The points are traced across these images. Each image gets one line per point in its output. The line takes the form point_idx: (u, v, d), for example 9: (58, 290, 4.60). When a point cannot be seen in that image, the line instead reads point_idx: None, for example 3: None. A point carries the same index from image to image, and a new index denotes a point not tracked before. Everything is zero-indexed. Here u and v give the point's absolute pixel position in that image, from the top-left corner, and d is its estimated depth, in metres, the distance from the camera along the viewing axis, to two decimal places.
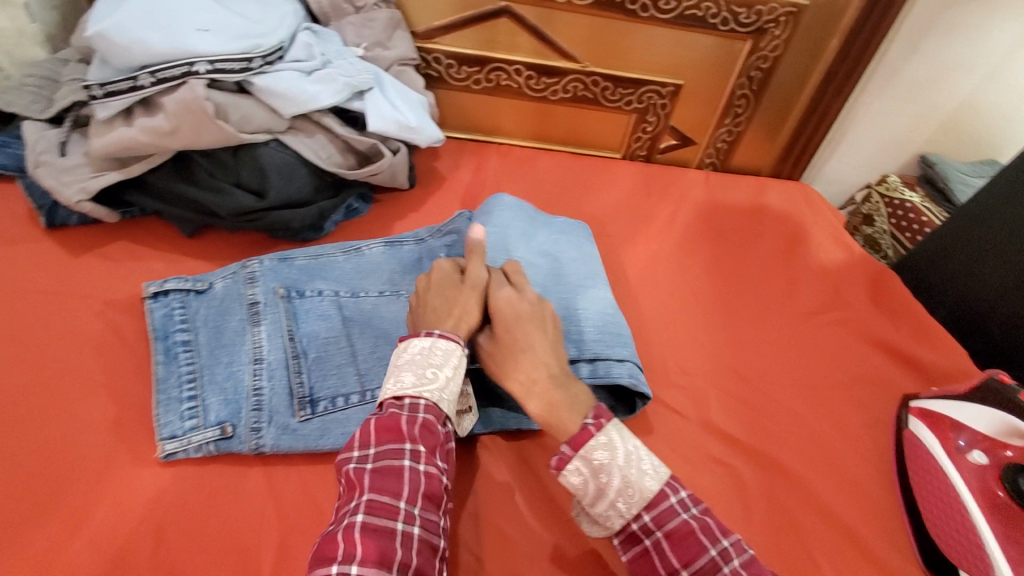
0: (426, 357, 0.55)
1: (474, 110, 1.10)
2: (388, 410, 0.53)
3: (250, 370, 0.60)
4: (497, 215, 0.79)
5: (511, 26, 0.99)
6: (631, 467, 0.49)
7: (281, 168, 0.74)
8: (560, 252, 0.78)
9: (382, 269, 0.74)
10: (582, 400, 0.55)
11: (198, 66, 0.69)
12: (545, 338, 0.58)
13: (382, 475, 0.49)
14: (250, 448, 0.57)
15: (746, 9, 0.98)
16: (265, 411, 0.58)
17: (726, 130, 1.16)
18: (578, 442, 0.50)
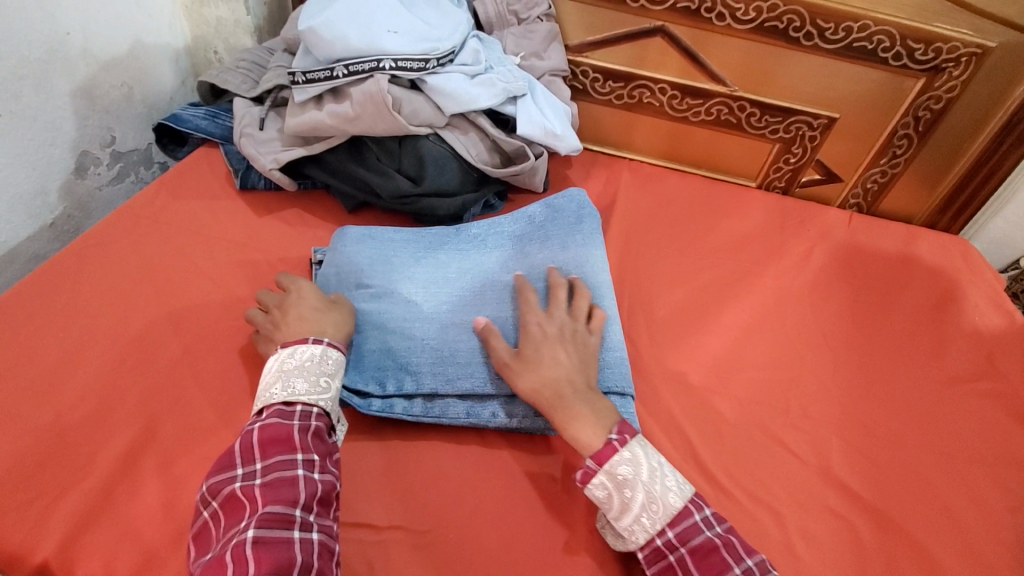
0: (319, 365, 0.60)
1: (612, 124, 1.12)
2: (274, 421, 0.55)
3: (379, 339, 0.69)
4: (350, 247, 0.77)
5: (664, 46, 1.01)
6: (655, 482, 0.55)
7: (435, 160, 0.81)
8: (442, 269, 0.77)
9: (489, 245, 0.81)
10: (605, 414, 0.59)
11: (384, 63, 0.77)
12: (568, 356, 0.63)
13: (275, 487, 0.51)
14: (375, 409, 0.65)
15: (924, 45, 0.92)
16: (387, 380, 0.66)
17: (879, 171, 1.08)
18: (602, 457, 0.55)
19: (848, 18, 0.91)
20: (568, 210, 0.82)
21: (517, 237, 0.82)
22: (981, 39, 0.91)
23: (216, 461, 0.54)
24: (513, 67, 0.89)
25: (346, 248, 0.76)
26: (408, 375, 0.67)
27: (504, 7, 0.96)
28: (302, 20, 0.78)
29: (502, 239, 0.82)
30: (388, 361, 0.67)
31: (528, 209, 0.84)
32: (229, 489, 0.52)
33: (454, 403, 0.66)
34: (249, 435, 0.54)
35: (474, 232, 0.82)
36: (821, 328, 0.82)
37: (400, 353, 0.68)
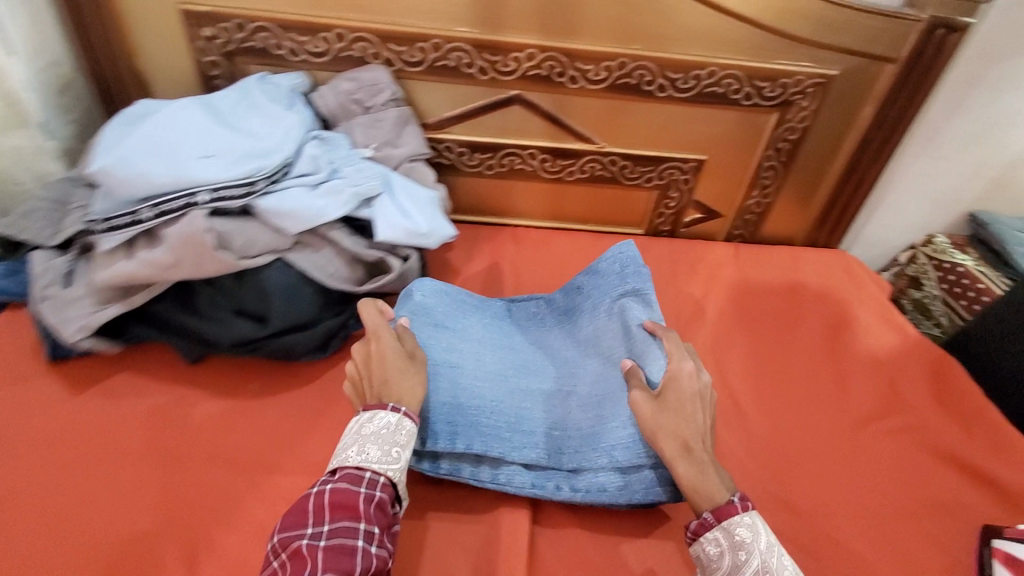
0: (391, 434, 0.58)
1: (488, 194, 1.07)
2: (345, 484, 0.54)
3: (454, 390, 0.69)
4: (422, 292, 0.77)
5: (523, 112, 0.97)
6: (772, 554, 0.53)
7: (282, 292, 0.71)
8: (504, 336, 0.80)
9: (545, 320, 0.85)
10: (727, 479, 0.60)
11: (199, 196, 0.67)
12: (705, 416, 0.63)
13: (336, 554, 0.50)
14: (441, 470, 0.66)
15: (770, 83, 0.93)
16: (459, 437, 0.65)
17: (755, 201, 1.10)
18: (721, 514, 0.56)
19: (695, 67, 0.91)
20: (610, 270, 0.81)
21: (569, 311, 0.84)
22: (823, 69, 0.93)
23: (290, 516, 0.52)
24: (363, 163, 0.81)
25: (425, 293, 0.77)
26: (478, 438, 0.66)
27: (345, 97, 0.88)
28: (94, 160, 0.67)
29: (557, 313, 0.85)
30: (458, 418, 0.67)
31: (576, 279, 0.86)
32: (296, 546, 0.50)
33: (519, 472, 0.67)
34: (321, 494, 0.53)
35: (533, 303, 0.87)
36: (730, 390, 0.80)
37: (470, 410, 0.67)
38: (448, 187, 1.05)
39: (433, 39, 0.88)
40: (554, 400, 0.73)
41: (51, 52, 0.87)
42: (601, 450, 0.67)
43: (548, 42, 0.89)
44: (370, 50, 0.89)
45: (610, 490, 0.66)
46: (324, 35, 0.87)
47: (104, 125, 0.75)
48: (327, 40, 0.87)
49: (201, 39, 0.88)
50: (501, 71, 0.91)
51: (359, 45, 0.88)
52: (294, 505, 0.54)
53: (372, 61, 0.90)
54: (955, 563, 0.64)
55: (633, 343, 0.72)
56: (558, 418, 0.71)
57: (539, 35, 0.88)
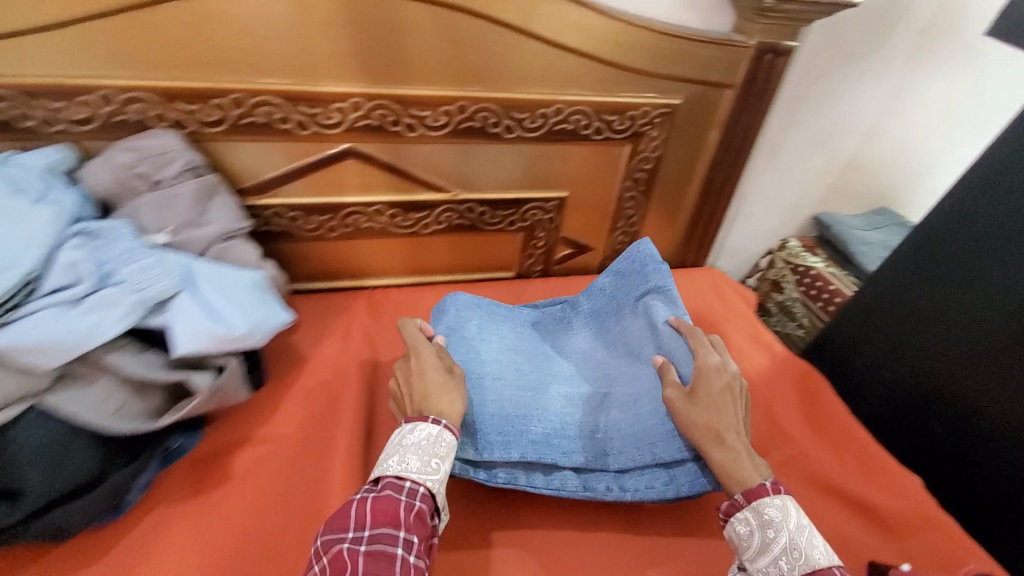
0: (432, 446, 0.61)
1: (335, 257, 0.94)
2: (388, 491, 0.56)
3: (502, 402, 0.74)
4: (452, 313, 0.83)
5: (361, 166, 0.85)
6: (802, 533, 0.57)
7: (35, 456, 0.53)
8: (538, 349, 0.86)
9: (574, 325, 0.92)
10: (761, 465, 0.65)
11: None
12: (738, 408, 0.69)
13: (373, 559, 0.51)
14: (498, 479, 0.69)
15: (618, 116, 0.90)
16: (513, 446, 0.70)
17: (622, 231, 1.07)
18: (752, 496, 0.60)
19: (539, 105, 0.85)
20: (632, 271, 0.89)
21: (595, 313, 0.91)
22: (668, 99, 0.91)
23: (334, 520, 0.54)
24: (151, 256, 0.65)
25: (458, 312, 0.83)
26: (530, 446, 0.71)
27: (124, 171, 0.71)
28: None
29: (585, 319, 0.92)
30: (508, 429, 0.71)
31: (599, 282, 0.94)
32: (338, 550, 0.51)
33: (569, 476, 0.72)
34: (367, 501, 0.55)
35: (558, 308, 0.93)
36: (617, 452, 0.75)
37: (518, 421, 0.72)
38: (286, 256, 0.90)
39: (233, 94, 0.73)
40: (592, 403, 0.78)
41: None
42: (643, 450, 0.71)
43: (375, 89, 0.77)
44: (151, 111, 0.72)
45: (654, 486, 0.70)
46: (84, 99, 0.69)
47: None
48: (91, 104, 0.70)
49: None
50: (324, 124, 0.79)
51: (134, 106, 0.71)
52: (338, 511, 0.56)
53: (158, 124, 0.73)
54: None
55: (661, 340, 0.80)
56: (597, 422, 0.75)
57: (363, 81, 0.77)
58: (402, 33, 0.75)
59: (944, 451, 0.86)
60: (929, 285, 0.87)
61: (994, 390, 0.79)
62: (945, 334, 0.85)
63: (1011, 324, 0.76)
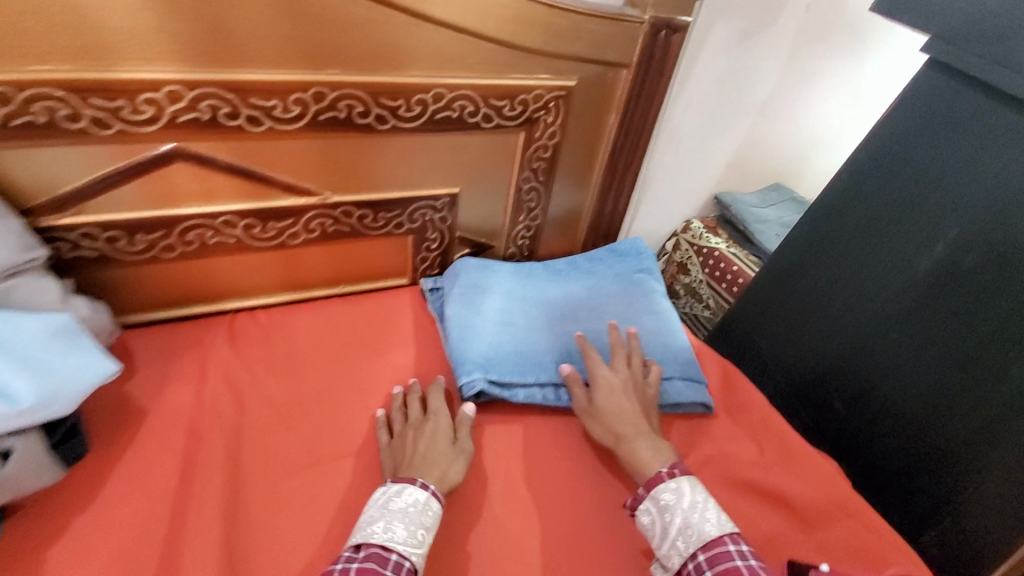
0: (419, 515, 0.56)
1: (180, 280, 0.77)
2: (371, 562, 0.50)
3: (517, 338, 0.82)
4: (464, 274, 0.88)
5: (197, 170, 0.69)
6: (694, 511, 0.58)
7: None
8: (544, 296, 0.91)
9: (574, 278, 0.96)
10: (664, 450, 0.67)
11: None
12: (633, 404, 0.72)
13: None
14: (517, 395, 0.76)
15: (509, 101, 0.79)
16: (529, 371, 0.78)
17: (523, 226, 0.98)
18: (651, 485, 0.62)
19: (415, 90, 0.73)
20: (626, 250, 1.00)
21: (591, 271, 0.98)
22: (561, 82, 0.82)
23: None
24: None
25: (469, 273, 0.88)
26: (544, 369, 0.79)
27: None
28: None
29: (584, 274, 0.97)
30: (523, 360, 0.79)
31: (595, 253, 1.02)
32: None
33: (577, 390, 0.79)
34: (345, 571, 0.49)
35: (561, 264, 0.98)
36: (527, 481, 0.68)
37: (532, 352, 0.80)
38: (110, 284, 0.72)
39: None
40: (592, 337, 0.86)
41: None
42: None
43: (197, 75, 0.61)
44: None
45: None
46: None
47: None
48: None
49: None
50: (134, 121, 0.62)
51: None
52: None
53: None
54: None
55: (650, 302, 0.93)
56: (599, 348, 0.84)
57: (179, 65, 0.61)
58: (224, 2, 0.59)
59: (844, 433, 0.86)
60: (823, 266, 0.87)
61: (887, 369, 0.79)
62: (838, 316, 0.85)
63: (899, 301, 0.77)
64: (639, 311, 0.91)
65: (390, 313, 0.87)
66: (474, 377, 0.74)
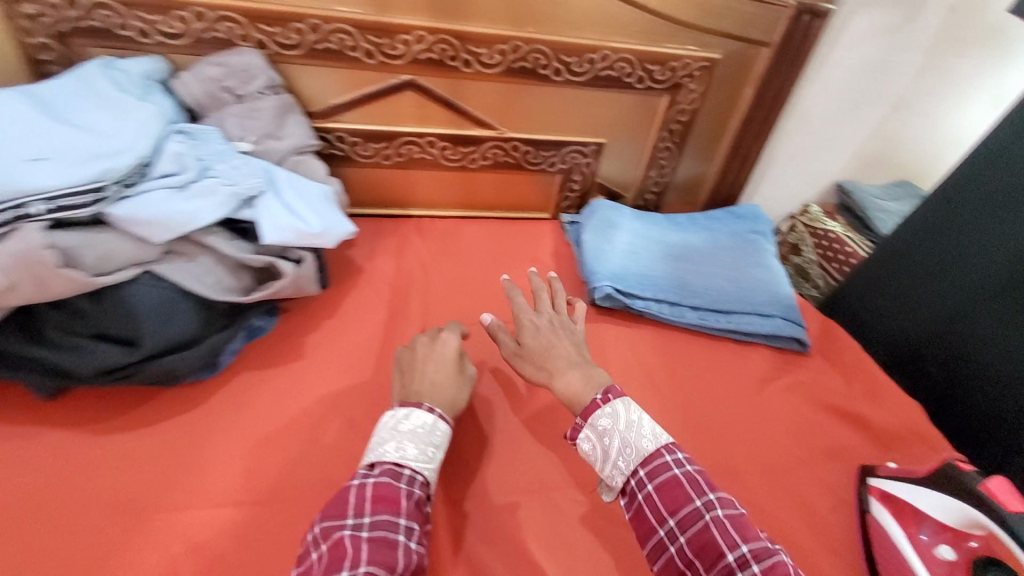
0: (428, 434, 0.60)
1: (388, 184, 1.01)
2: (386, 477, 0.56)
3: (641, 266, 0.97)
4: (600, 210, 1.04)
5: (419, 99, 0.92)
6: (631, 430, 0.60)
7: (157, 308, 0.63)
8: (666, 238, 1.05)
9: (692, 230, 1.10)
10: (597, 378, 0.68)
11: (31, 207, 0.57)
12: (562, 338, 0.73)
13: (377, 545, 0.50)
14: (638, 306, 0.91)
15: (660, 67, 0.95)
16: (650, 289, 0.93)
17: (653, 181, 1.13)
18: (587, 413, 0.62)
19: (588, 50, 0.90)
20: (745, 213, 1.12)
21: (708, 226, 1.10)
22: (707, 53, 0.96)
23: (334, 505, 0.53)
24: (241, 160, 0.74)
25: (605, 210, 1.04)
26: (662, 290, 0.94)
27: (213, 84, 0.78)
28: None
29: (701, 228, 1.10)
30: (645, 281, 0.94)
31: (713, 212, 1.14)
32: (338, 536, 0.50)
33: (688, 311, 0.94)
34: (364, 487, 0.54)
35: (681, 218, 1.12)
36: (640, 366, 0.85)
37: (653, 276, 0.96)
38: (343, 179, 0.98)
39: (310, 20, 0.80)
40: (705, 275, 1.00)
41: None
42: (746, 304, 0.96)
43: (437, 24, 0.84)
44: (238, 31, 0.79)
45: (754, 323, 0.94)
46: (179, 15, 0.76)
47: None
48: (184, 19, 0.77)
49: (23, 17, 0.73)
50: (389, 55, 0.85)
51: (224, 25, 0.78)
52: (336, 496, 0.54)
53: (242, 43, 0.80)
54: (840, 501, 0.73)
55: (761, 256, 1.05)
56: (711, 283, 0.98)
57: (427, 15, 0.83)
58: None
59: (942, 397, 0.93)
60: (937, 243, 0.93)
61: (995, 337, 0.85)
62: (949, 288, 0.91)
63: (1009, 275, 0.83)
64: (750, 262, 1.03)
65: (535, 234, 1.06)
66: (604, 283, 0.90)
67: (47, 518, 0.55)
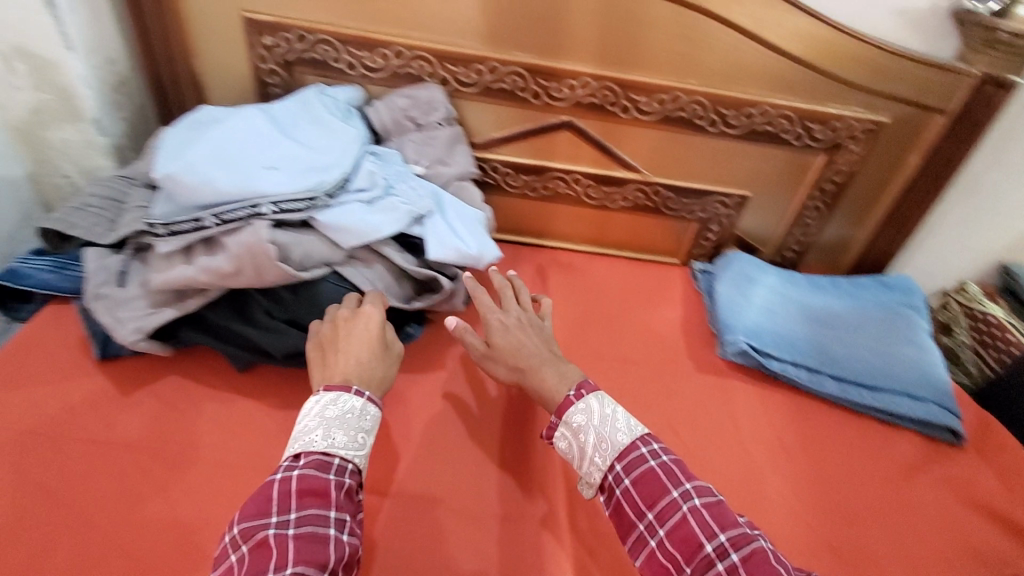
0: (358, 418, 0.60)
1: (530, 215, 1.06)
2: (313, 470, 0.55)
3: (777, 326, 0.94)
4: (737, 263, 1.02)
5: (572, 138, 0.97)
6: (605, 424, 0.62)
7: (338, 303, 0.72)
8: (805, 300, 1.00)
9: (834, 294, 1.04)
10: (570, 375, 0.70)
11: (262, 207, 0.68)
12: (530, 337, 0.74)
13: (308, 543, 0.51)
14: (774, 367, 0.88)
15: (820, 125, 0.93)
16: (786, 351, 0.90)
17: (795, 239, 1.09)
18: (562, 411, 0.65)
19: (747, 104, 0.91)
20: (895, 284, 1.05)
21: (851, 292, 1.04)
22: (874, 116, 0.93)
23: (253, 504, 0.53)
24: (416, 182, 0.82)
25: (742, 263, 1.02)
26: (799, 354, 0.91)
27: (400, 113, 0.88)
28: (163, 160, 0.69)
29: (843, 293, 1.04)
30: (782, 342, 0.91)
31: (858, 279, 1.08)
32: (262, 536, 0.50)
33: (827, 380, 0.89)
34: (289, 481, 0.54)
35: (822, 280, 1.06)
36: (770, 429, 0.83)
37: (790, 339, 0.93)
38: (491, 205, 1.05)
39: (490, 62, 0.88)
40: (847, 345, 0.94)
41: (112, 51, 0.86)
42: (892, 382, 0.89)
43: (604, 72, 0.89)
44: (427, 69, 0.88)
45: (903, 404, 0.87)
46: (382, 51, 0.87)
47: (172, 130, 0.72)
48: (386, 56, 0.87)
49: (262, 46, 0.87)
50: (554, 96, 0.91)
51: (417, 63, 0.88)
52: (258, 493, 0.54)
53: (429, 79, 0.89)
54: None
55: (913, 332, 0.97)
56: (854, 354, 0.93)
57: (596, 63, 0.88)
58: (635, 24, 0.85)
59: None
60: None
61: None
62: None
63: None
64: (899, 337, 0.96)
65: (665, 278, 1.06)
66: (739, 338, 0.88)
67: (240, 479, 0.64)
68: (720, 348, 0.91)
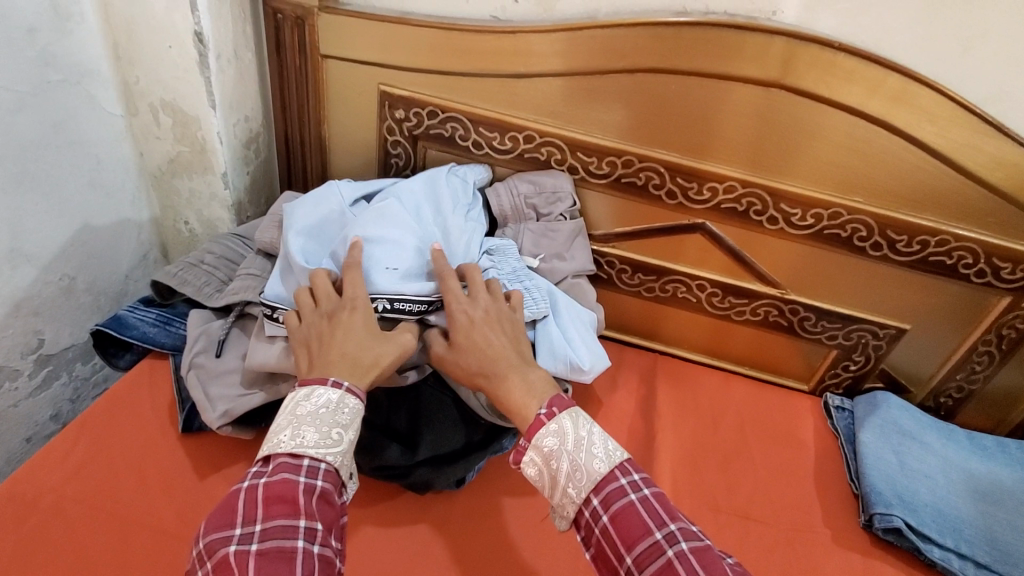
0: (332, 412, 0.53)
1: (640, 316, 0.96)
2: (280, 475, 0.49)
3: (932, 497, 0.79)
4: (882, 408, 0.88)
5: (703, 242, 0.87)
6: (580, 452, 0.52)
7: (432, 413, 0.70)
8: (968, 465, 0.84)
9: (1007, 462, 0.85)
10: (541, 386, 0.59)
11: (378, 303, 0.65)
12: (501, 335, 0.63)
13: (270, 560, 0.45)
14: (930, 553, 0.73)
15: (1012, 265, 0.78)
16: (947, 534, 0.75)
17: (955, 385, 0.92)
18: (530, 432, 0.55)
19: (924, 231, 0.78)
20: None
21: None
22: None
23: (215, 516, 0.47)
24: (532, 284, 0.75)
25: (889, 410, 0.87)
26: (964, 540, 0.75)
27: (522, 199, 0.83)
28: (288, 240, 0.67)
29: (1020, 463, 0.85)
30: (941, 521, 0.76)
31: None
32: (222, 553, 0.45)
33: None
34: (254, 489, 0.48)
35: (989, 440, 0.88)
36: None
37: (951, 518, 0.77)
38: (599, 300, 0.96)
39: (625, 155, 0.81)
40: None
41: (249, 108, 0.86)
42: None
43: (753, 177, 0.79)
44: (556, 155, 0.83)
45: None
46: (513, 134, 0.83)
47: (296, 205, 0.71)
48: (516, 139, 0.83)
49: (392, 119, 0.85)
50: (692, 199, 0.83)
51: (546, 149, 0.83)
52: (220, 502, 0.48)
53: (557, 166, 0.84)
54: None
55: None
56: None
57: (746, 167, 0.79)
58: (800, 131, 0.75)
59: None
60: None
61: None
62: None
63: None
64: None
65: (789, 409, 0.92)
66: (893, 514, 0.74)
67: None
68: (864, 517, 0.76)
